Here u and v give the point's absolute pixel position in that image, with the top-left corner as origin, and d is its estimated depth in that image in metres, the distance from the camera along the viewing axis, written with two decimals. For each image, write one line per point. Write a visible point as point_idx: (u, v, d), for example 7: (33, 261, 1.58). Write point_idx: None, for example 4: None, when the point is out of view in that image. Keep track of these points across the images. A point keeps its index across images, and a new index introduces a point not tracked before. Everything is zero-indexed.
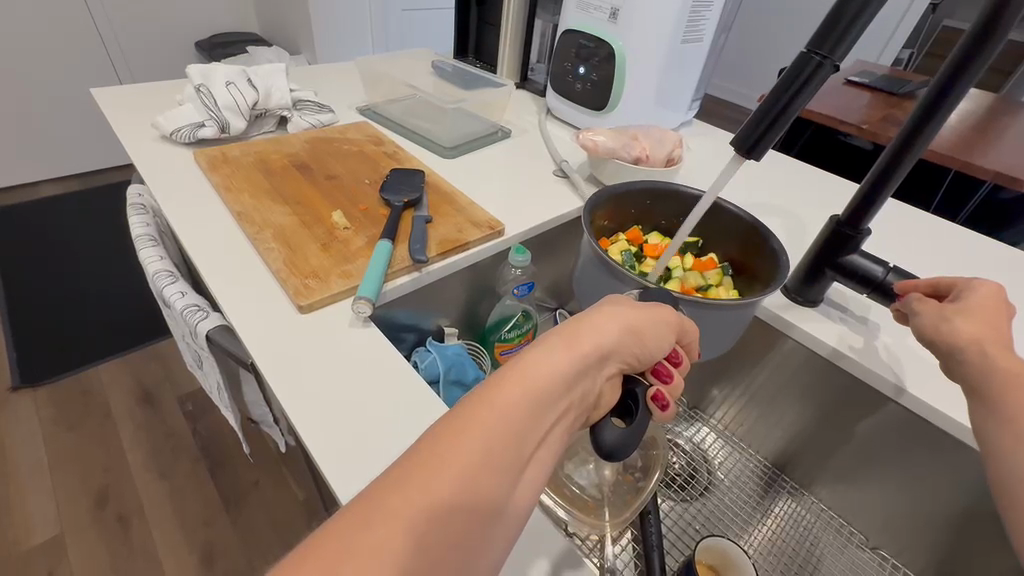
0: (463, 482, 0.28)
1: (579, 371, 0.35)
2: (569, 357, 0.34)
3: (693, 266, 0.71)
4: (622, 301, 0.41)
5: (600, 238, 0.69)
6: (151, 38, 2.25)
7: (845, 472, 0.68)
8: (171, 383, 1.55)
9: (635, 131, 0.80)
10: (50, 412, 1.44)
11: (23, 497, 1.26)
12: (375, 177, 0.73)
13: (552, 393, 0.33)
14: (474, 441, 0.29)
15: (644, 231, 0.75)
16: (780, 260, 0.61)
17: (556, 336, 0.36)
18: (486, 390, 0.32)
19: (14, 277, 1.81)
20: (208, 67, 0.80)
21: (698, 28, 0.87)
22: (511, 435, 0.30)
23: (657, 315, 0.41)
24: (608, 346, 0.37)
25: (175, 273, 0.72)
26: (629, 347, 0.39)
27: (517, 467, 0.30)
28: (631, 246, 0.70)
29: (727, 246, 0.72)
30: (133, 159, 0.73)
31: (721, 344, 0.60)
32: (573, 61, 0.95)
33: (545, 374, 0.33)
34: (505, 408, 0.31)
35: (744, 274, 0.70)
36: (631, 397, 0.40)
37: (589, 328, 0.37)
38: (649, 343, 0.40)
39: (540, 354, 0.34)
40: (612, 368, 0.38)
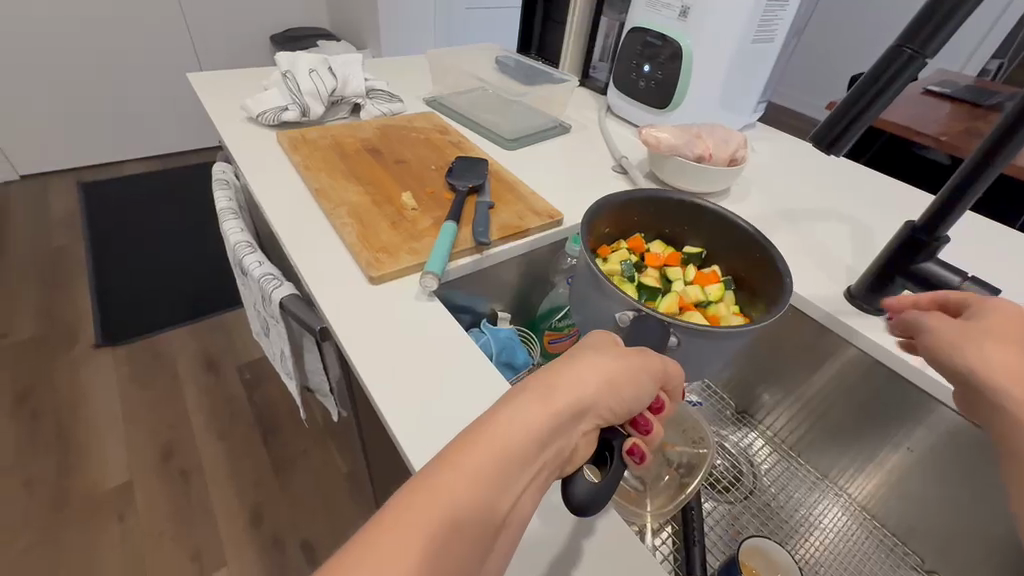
0: (440, 535, 0.27)
1: (556, 419, 0.33)
2: (549, 405, 0.33)
3: (694, 280, 0.69)
4: (605, 349, 0.39)
5: (601, 247, 0.68)
6: (231, 31, 2.41)
7: (902, 486, 0.65)
8: (232, 352, 1.66)
9: (698, 128, 0.79)
10: (126, 370, 1.57)
11: (102, 444, 1.39)
12: (440, 163, 0.76)
13: (530, 444, 0.31)
14: (451, 493, 0.28)
15: (647, 238, 0.74)
16: (782, 279, 0.60)
17: (533, 389, 0.34)
18: (453, 454, 0.30)
19: (102, 246, 1.99)
20: (293, 55, 0.85)
21: (770, 29, 0.86)
22: (487, 486, 0.29)
23: (640, 363, 0.39)
24: (588, 401, 0.35)
25: (252, 244, 0.78)
26: (615, 396, 0.37)
27: (476, 545, 0.28)
28: (635, 258, 0.69)
29: (729, 261, 0.70)
30: (224, 139, 0.79)
31: (718, 359, 0.58)
32: (638, 58, 0.94)
33: (517, 434, 0.31)
34: (472, 474, 0.29)
35: (746, 289, 0.69)
36: (606, 448, 0.38)
37: (568, 375, 0.35)
38: (629, 396, 0.37)
39: (517, 406, 0.32)
40: (591, 419, 0.35)
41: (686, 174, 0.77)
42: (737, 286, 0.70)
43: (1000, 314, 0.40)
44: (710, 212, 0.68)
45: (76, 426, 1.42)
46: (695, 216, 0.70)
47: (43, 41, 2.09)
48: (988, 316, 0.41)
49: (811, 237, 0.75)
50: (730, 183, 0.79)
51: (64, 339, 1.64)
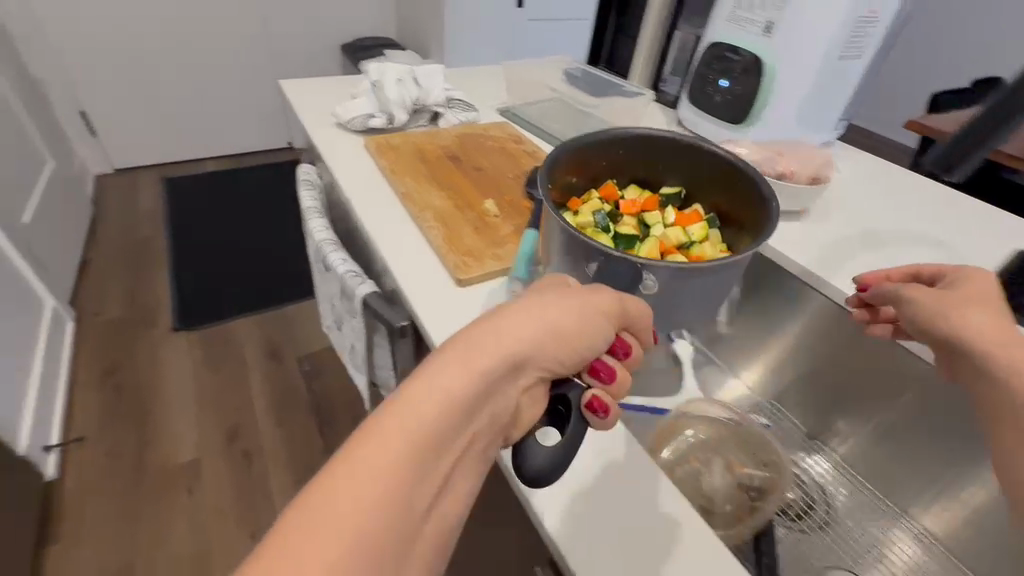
0: (391, 474, 0.29)
1: (505, 365, 0.35)
2: (494, 349, 0.35)
3: (674, 220, 0.66)
4: (543, 300, 0.40)
5: (570, 200, 0.66)
6: (305, 40, 2.56)
7: (997, 528, 0.61)
8: (293, 343, 1.75)
9: (780, 147, 0.78)
10: (198, 354, 1.68)
11: (176, 420, 1.50)
12: (517, 172, 0.79)
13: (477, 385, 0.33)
14: (385, 451, 0.29)
15: (619, 185, 0.70)
16: (769, 208, 0.56)
17: (463, 345, 0.35)
18: (383, 416, 0.30)
19: (181, 237, 2.14)
20: (382, 64, 0.89)
21: (859, 45, 0.83)
22: (439, 426, 0.31)
23: (585, 309, 0.41)
24: (526, 350, 0.37)
25: (335, 243, 0.83)
26: (565, 340, 0.39)
27: (417, 496, 0.29)
28: (609, 207, 0.66)
29: (711, 196, 0.67)
30: (317, 143, 0.85)
31: (705, 303, 0.54)
32: (715, 73, 0.93)
33: (451, 386, 0.32)
34: (407, 430, 0.30)
35: (732, 224, 0.66)
36: (562, 403, 0.41)
37: (510, 324, 0.37)
38: (576, 342, 0.40)
39: (449, 362, 0.33)
40: (538, 363, 0.38)
41: None
42: (722, 222, 0.67)
43: (974, 283, 0.47)
44: (685, 145, 0.65)
45: (153, 402, 1.54)
46: (669, 155, 0.67)
47: (144, 48, 2.30)
48: (964, 287, 0.46)
49: (897, 261, 0.72)
50: (810, 202, 0.77)
51: (146, 321, 1.78)
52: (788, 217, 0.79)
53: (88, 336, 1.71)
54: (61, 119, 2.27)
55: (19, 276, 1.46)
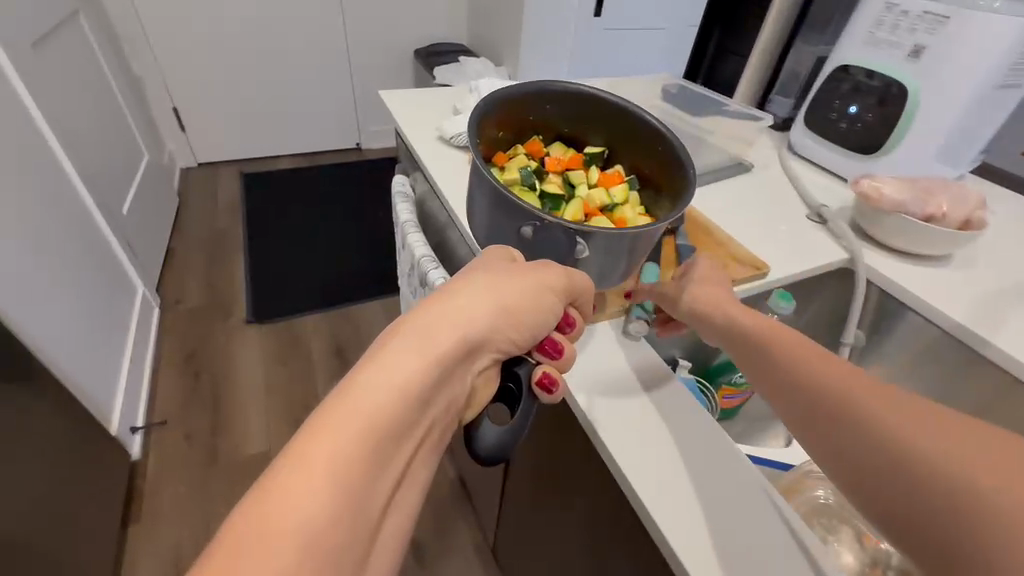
0: (362, 443, 0.31)
1: (465, 343, 0.38)
2: (449, 326, 0.38)
3: (596, 182, 0.68)
4: (495, 281, 0.42)
5: (496, 153, 0.67)
6: (380, 44, 2.62)
7: None
8: (358, 343, 1.77)
9: (930, 183, 0.70)
10: (269, 347, 1.74)
11: (246, 411, 1.55)
12: None
13: (440, 360, 0.36)
14: (351, 425, 0.31)
15: (546, 142, 0.72)
16: (685, 173, 0.57)
17: (421, 326, 0.37)
18: (346, 395, 0.32)
19: (255, 231, 2.23)
20: (494, 82, 0.89)
21: (1023, 71, 0.74)
22: (403, 400, 0.33)
23: (531, 289, 0.44)
24: (484, 329, 0.39)
25: (433, 259, 0.82)
26: (515, 317, 0.42)
27: (383, 462, 0.32)
28: (537, 167, 0.68)
29: (630, 157, 0.68)
30: (420, 157, 0.85)
31: (625, 267, 0.55)
32: (842, 98, 0.87)
33: (412, 362, 0.35)
34: (371, 406, 0.32)
35: (649, 186, 0.67)
36: (515, 382, 0.45)
37: (462, 302, 0.40)
38: (525, 320, 0.43)
39: (409, 341, 0.36)
40: (491, 343, 0.40)
41: (909, 234, 0.69)
42: (641, 183, 0.69)
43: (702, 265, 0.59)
44: (616, 107, 0.65)
45: (227, 391, 1.60)
46: (600, 112, 0.67)
47: (233, 49, 2.41)
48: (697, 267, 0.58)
49: None
50: (958, 247, 0.70)
51: (222, 310, 1.85)
52: (929, 262, 0.72)
53: (170, 322, 1.80)
54: (155, 114, 2.42)
55: (116, 262, 1.55)
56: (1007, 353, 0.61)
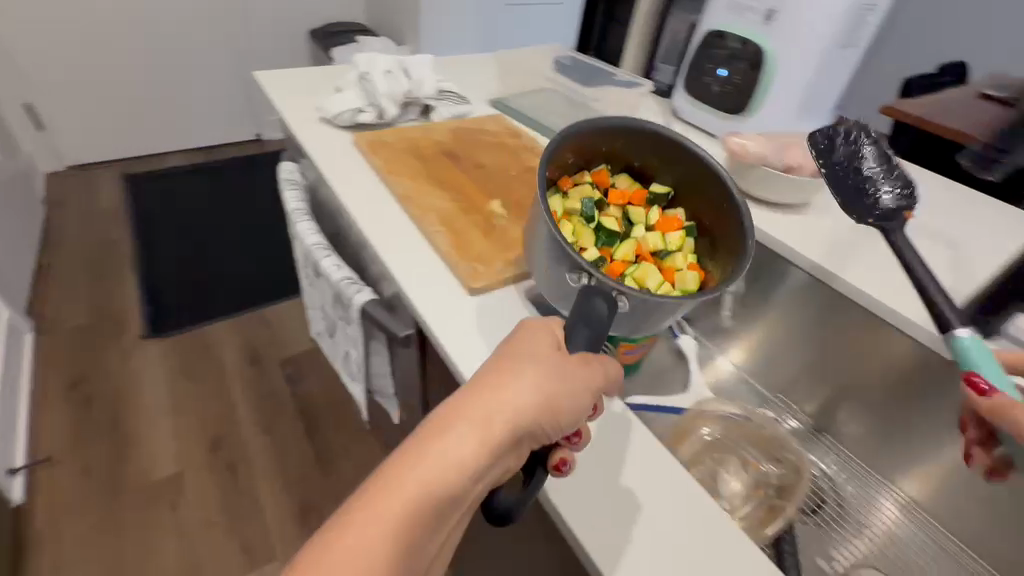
0: (396, 537, 0.32)
1: (503, 440, 0.37)
2: (491, 419, 0.37)
3: (656, 227, 0.64)
4: (544, 367, 0.39)
5: (561, 176, 0.63)
6: (269, 25, 2.42)
7: (1005, 516, 0.63)
8: (273, 346, 1.67)
9: (787, 138, 0.76)
10: (172, 361, 1.59)
11: (151, 433, 1.42)
12: (519, 169, 0.76)
13: (474, 460, 0.35)
14: (387, 514, 0.32)
15: (614, 170, 0.67)
16: (745, 242, 0.52)
17: (465, 415, 0.37)
18: (387, 478, 0.34)
19: (144, 236, 2.02)
20: (371, 56, 0.84)
21: (858, 33, 0.82)
22: (436, 495, 0.34)
23: (580, 382, 0.40)
24: (524, 426, 0.37)
25: (326, 245, 0.78)
26: (560, 414, 0.39)
27: (411, 555, 0.33)
28: (600, 197, 0.64)
29: (695, 205, 0.63)
30: (300, 139, 0.80)
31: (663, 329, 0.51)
32: (712, 62, 0.92)
33: (451, 457, 0.35)
34: (405, 495, 0.33)
35: (708, 238, 0.62)
36: (535, 463, 0.42)
37: (505, 391, 0.38)
38: (570, 413, 0.39)
39: (450, 431, 0.36)
40: (528, 438, 0.38)
41: (775, 184, 0.74)
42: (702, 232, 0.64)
43: None
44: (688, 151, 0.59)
45: (126, 415, 1.45)
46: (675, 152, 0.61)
47: (94, 34, 2.14)
48: None
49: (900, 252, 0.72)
50: (814, 195, 0.77)
51: (112, 327, 1.67)
52: (790, 211, 0.79)
53: (49, 346, 1.60)
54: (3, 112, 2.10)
55: None
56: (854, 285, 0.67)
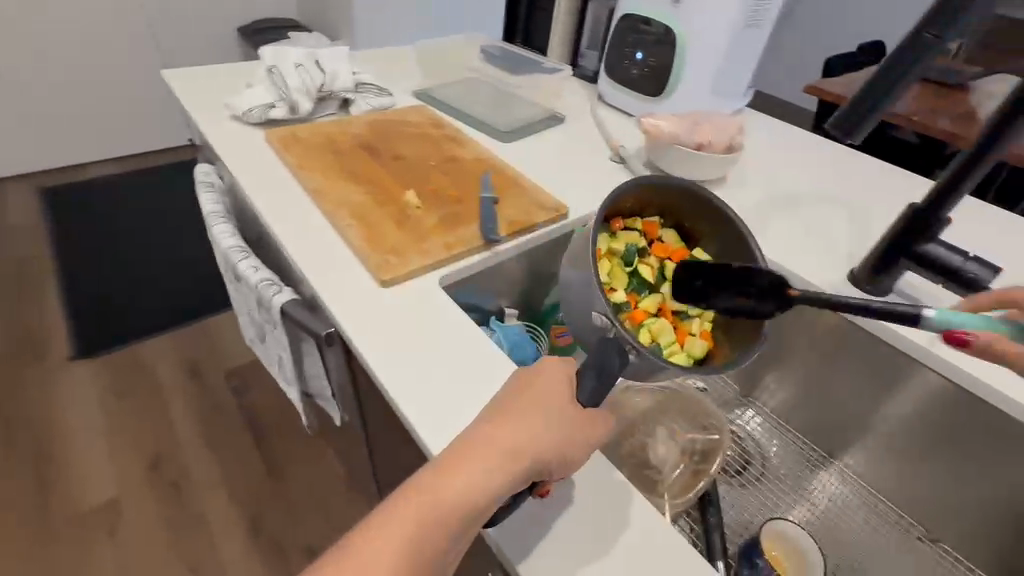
0: (416, 552, 0.35)
1: (515, 475, 0.38)
2: (510, 449, 0.38)
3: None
4: (562, 407, 0.41)
5: (613, 218, 0.66)
6: (193, 23, 2.30)
7: (906, 460, 0.69)
8: (217, 358, 1.61)
9: (697, 116, 0.79)
10: (104, 382, 1.51)
11: (84, 459, 1.34)
12: (439, 159, 0.76)
13: (488, 492, 0.37)
14: (404, 531, 0.35)
15: (665, 224, 0.70)
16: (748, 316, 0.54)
17: (482, 443, 0.39)
18: (407, 498, 0.36)
19: (67, 253, 1.89)
20: (280, 50, 0.83)
21: (761, 14, 0.86)
22: (450, 521, 0.36)
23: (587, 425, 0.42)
24: (537, 461, 0.39)
25: (245, 248, 0.75)
26: (574, 447, 0.41)
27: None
28: (645, 248, 0.66)
29: None
30: (209, 137, 0.77)
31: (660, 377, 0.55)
32: (629, 46, 0.94)
33: (468, 487, 0.37)
34: (422, 517, 0.36)
35: None
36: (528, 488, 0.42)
37: (523, 425, 0.39)
38: (582, 448, 0.41)
39: (468, 459, 0.38)
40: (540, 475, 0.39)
41: (689, 162, 0.77)
42: None
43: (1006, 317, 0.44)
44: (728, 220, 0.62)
45: (54, 442, 1.36)
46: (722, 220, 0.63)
47: None
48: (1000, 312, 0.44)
49: (806, 221, 0.76)
50: (728, 169, 0.79)
51: (35, 351, 1.56)
52: (709, 186, 0.81)
53: None
54: None
55: None
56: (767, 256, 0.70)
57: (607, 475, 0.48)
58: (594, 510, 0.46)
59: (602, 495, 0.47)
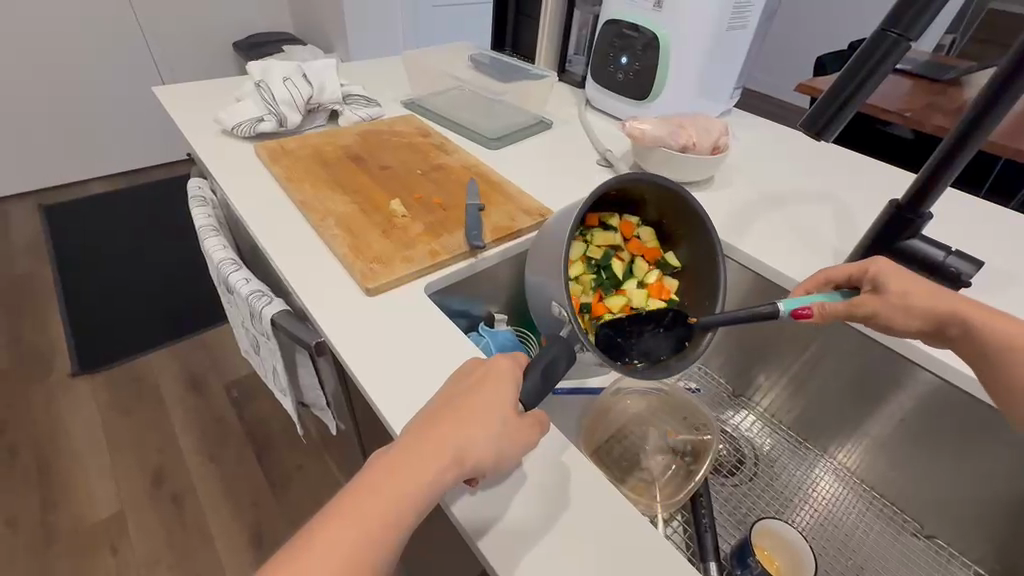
0: (358, 555, 0.32)
1: (461, 462, 0.37)
2: (450, 438, 0.37)
3: (647, 287, 0.69)
4: (503, 395, 0.41)
5: (591, 216, 0.69)
6: (190, 39, 2.33)
7: (899, 456, 0.69)
8: (217, 371, 1.61)
9: (681, 119, 0.80)
10: (106, 397, 1.51)
11: (86, 474, 1.34)
12: (426, 167, 0.77)
13: (435, 481, 0.35)
14: (348, 528, 0.33)
15: (643, 222, 0.72)
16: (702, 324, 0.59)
17: (427, 433, 0.37)
18: (352, 496, 0.34)
19: (69, 270, 1.91)
20: (266, 64, 0.84)
21: (743, 15, 0.86)
22: (397, 512, 0.34)
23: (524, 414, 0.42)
24: (483, 449, 0.38)
25: (237, 261, 0.75)
26: (515, 438, 0.40)
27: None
28: (619, 246, 0.69)
29: (689, 287, 0.68)
30: (200, 153, 0.78)
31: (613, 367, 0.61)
32: (613, 50, 0.95)
33: (415, 477, 0.35)
34: (367, 511, 0.34)
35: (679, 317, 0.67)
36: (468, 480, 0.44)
37: (469, 414, 0.39)
38: (524, 440, 0.41)
39: (414, 450, 0.36)
40: (487, 464, 0.38)
41: (673, 165, 0.77)
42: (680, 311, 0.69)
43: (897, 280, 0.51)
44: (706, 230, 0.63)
45: (56, 459, 1.37)
46: (698, 228, 0.64)
47: None
48: (890, 280, 0.51)
49: (793, 219, 0.77)
50: (714, 171, 0.80)
51: (37, 368, 1.57)
52: (696, 187, 0.82)
53: None
54: None
55: None
56: (751, 255, 0.71)
57: (559, 455, 0.48)
58: (548, 488, 0.45)
59: (555, 474, 0.46)
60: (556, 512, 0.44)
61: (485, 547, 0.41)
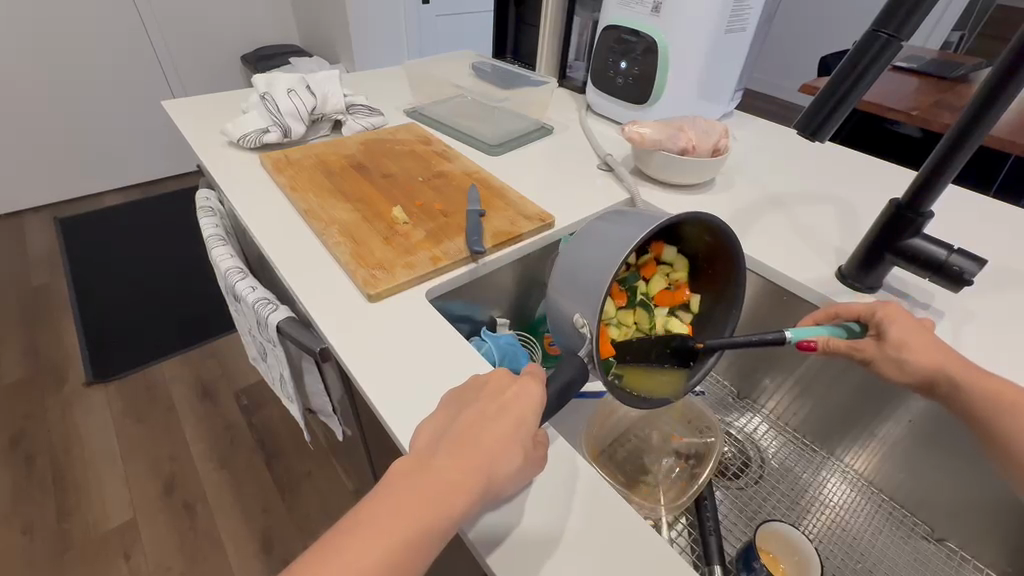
0: None
1: (479, 491, 0.37)
2: (473, 467, 0.37)
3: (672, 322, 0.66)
4: (524, 422, 0.40)
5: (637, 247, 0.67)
6: (200, 55, 2.39)
7: (907, 458, 0.68)
8: (227, 378, 1.63)
9: (681, 123, 0.81)
10: (120, 405, 1.54)
11: (102, 480, 1.37)
12: (427, 175, 0.78)
13: (453, 510, 0.36)
14: (370, 551, 0.33)
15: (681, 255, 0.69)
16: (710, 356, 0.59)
17: (448, 459, 0.37)
18: (373, 519, 0.34)
19: (83, 280, 1.95)
20: (271, 76, 0.86)
21: (741, 19, 0.87)
22: (413, 540, 0.34)
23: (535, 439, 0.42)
24: (500, 477, 0.38)
25: (243, 270, 0.77)
26: (527, 465, 0.40)
27: None
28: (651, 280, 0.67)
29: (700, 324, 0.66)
30: (207, 163, 0.80)
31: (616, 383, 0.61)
32: (614, 56, 0.95)
33: (433, 507, 0.35)
34: (385, 537, 0.34)
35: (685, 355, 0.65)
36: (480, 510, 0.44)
37: (489, 441, 0.38)
38: (533, 465, 0.41)
39: (433, 476, 0.36)
40: (501, 490, 0.39)
41: (673, 166, 0.77)
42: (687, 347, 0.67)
43: (901, 327, 0.52)
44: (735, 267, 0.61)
45: (72, 466, 1.39)
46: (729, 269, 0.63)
47: (10, 78, 2.06)
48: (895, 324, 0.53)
49: (795, 220, 0.77)
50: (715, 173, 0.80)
51: (52, 377, 1.60)
52: (698, 190, 0.82)
53: None
54: None
55: None
56: (752, 256, 0.71)
57: (568, 460, 0.48)
58: (557, 491, 0.46)
59: (563, 476, 0.47)
60: (558, 515, 0.44)
61: (494, 562, 0.41)
